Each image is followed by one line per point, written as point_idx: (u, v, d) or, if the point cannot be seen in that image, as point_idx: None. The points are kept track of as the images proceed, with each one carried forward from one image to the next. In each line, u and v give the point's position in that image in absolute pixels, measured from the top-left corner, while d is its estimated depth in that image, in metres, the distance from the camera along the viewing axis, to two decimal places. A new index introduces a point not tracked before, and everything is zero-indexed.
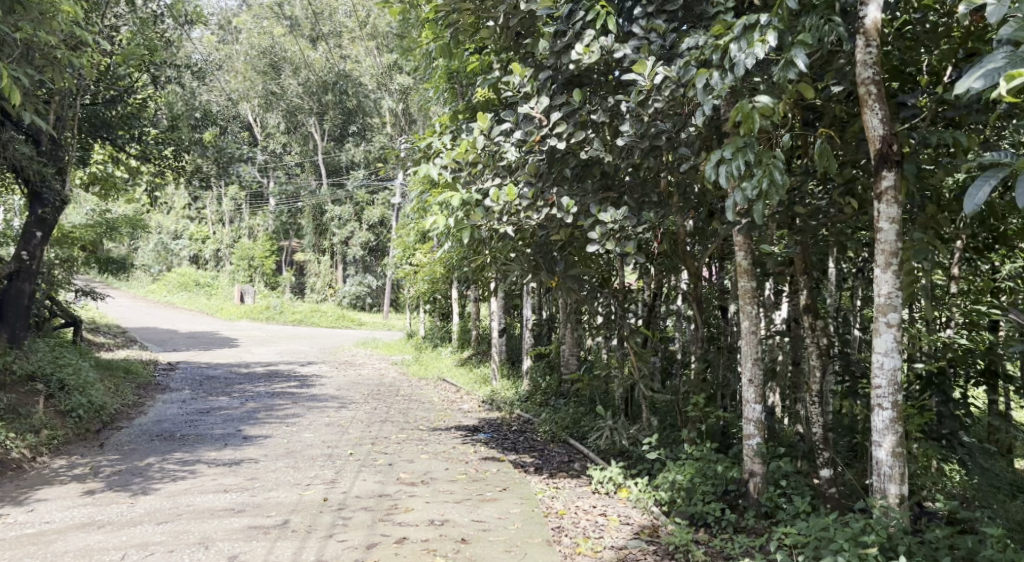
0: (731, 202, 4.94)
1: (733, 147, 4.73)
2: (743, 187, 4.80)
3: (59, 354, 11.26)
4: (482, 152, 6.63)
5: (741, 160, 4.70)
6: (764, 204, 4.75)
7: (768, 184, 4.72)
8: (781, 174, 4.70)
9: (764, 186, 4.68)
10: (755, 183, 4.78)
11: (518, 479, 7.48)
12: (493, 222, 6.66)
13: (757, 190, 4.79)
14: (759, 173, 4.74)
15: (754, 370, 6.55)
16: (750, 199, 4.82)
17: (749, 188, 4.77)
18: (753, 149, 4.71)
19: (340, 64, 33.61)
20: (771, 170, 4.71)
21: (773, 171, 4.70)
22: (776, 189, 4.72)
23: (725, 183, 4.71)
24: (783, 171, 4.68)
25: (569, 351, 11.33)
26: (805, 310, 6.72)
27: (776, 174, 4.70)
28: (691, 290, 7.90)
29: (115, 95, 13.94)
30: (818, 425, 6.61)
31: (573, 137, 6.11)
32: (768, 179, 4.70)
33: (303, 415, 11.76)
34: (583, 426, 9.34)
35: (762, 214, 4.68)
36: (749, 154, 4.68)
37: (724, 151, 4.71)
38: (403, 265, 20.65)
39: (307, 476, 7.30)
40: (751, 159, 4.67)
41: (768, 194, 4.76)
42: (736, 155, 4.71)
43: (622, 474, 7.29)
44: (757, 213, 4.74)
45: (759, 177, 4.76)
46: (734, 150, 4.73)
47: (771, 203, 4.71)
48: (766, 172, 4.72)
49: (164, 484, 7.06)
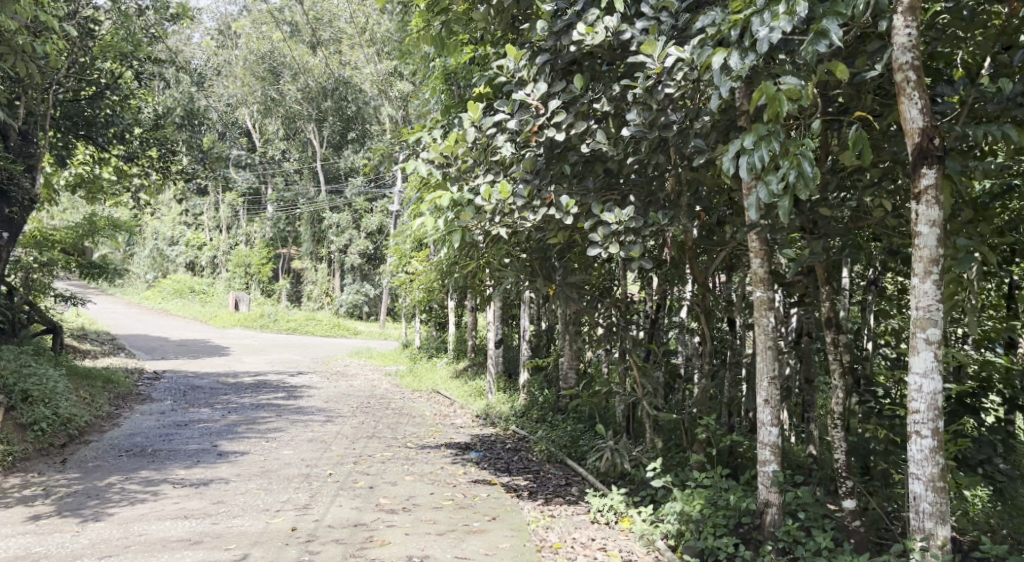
0: (753, 198, 4.31)
1: (755, 135, 4.13)
2: (766, 180, 4.19)
3: (24, 362, 10.58)
4: (471, 146, 5.94)
5: (765, 150, 4.10)
6: (790, 199, 4.10)
7: (796, 177, 4.07)
8: (811, 164, 4.04)
9: (793, 179, 4.03)
10: (781, 176, 4.16)
11: (509, 506, 6.84)
12: (484, 224, 5.98)
13: (782, 184, 4.16)
14: (784, 164, 4.10)
15: (770, 391, 5.93)
16: (775, 194, 4.21)
17: (773, 181, 4.15)
18: (779, 137, 4.11)
19: (340, 70, 32.79)
20: (800, 160, 4.06)
21: (802, 161, 4.05)
22: (805, 182, 4.07)
23: (745, 176, 4.12)
24: (814, 161, 4.03)
25: (568, 364, 10.69)
26: (827, 323, 6.09)
27: (806, 163, 4.04)
28: (699, 304, 7.30)
29: (97, 92, 13.36)
30: (840, 452, 6.00)
31: (574, 129, 5.46)
32: (795, 170, 4.05)
33: (285, 429, 11.14)
34: (581, 446, 8.71)
35: (789, 213, 4.04)
36: (774, 143, 4.10)
37: (746, 140, 4.11)
38: (398, 272, 19.97)
39: (278, 501, 6.68)
40: (777, 148, 4.07)
41: (796, 188, 4.13)
42: (758, 144, 4.12)
43: (623, 502, 6.67)
44: (781, 210, 4.11)
45: (785, 170, 4.12)
46: (757, 138, 4.13)
47: (800, 199, 4.07)
48: (793, 162, 4.08)
49: (120, 508, 6.43)
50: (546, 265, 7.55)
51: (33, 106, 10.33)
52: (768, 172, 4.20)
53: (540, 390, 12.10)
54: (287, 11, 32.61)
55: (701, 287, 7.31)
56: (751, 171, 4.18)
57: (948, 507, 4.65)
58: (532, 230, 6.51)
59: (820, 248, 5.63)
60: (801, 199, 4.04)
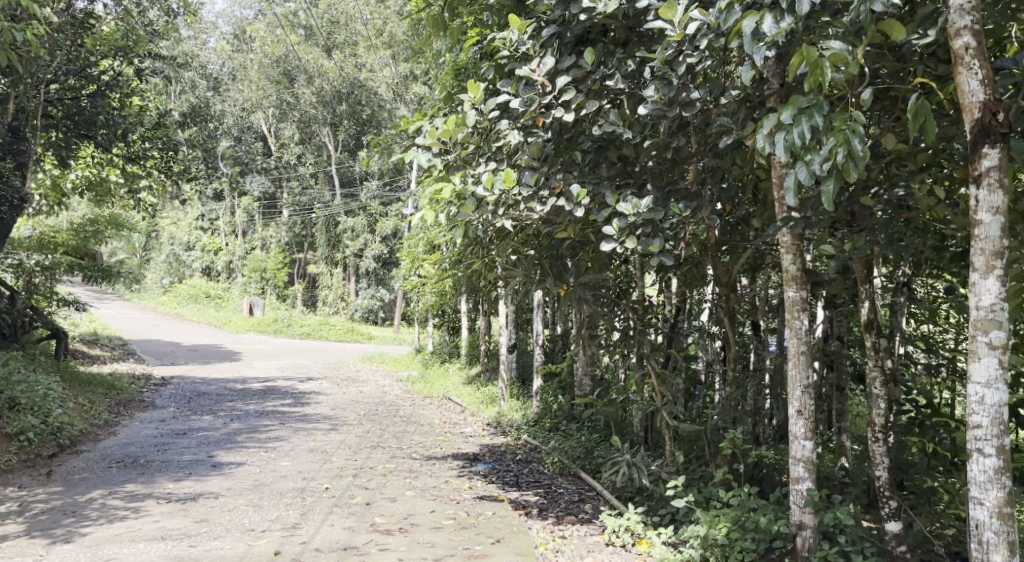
0: (791, 180, 3.77)
1: (794, 109, 3.59)
2: (808, 160, 3.66)
3: (14, 369, 10.17)
4: (471, 130, 5.42)
5: (806, 124, 3.56)
6: (836, 181, 3.55)
7: (843, 156, 3.51)
8: (861, 141, 3.47)
9: (839, 159, 3.48)
10: (826, 156, 3.61)
11: (516, 526, 6.30)
12: (486, 217, 5.44)
13: (827, 164, 3.61)
14: (830, 142, 3.54)
15: (804, 400, 5.33)
16: (818, 175, 3.67)
17: (816, 161, 3.61)
18: (821, 111, 3.57)
19: (355, 73, 32.12)
20: (847, 136, 3.50)
21: (851, 138, 3.49)
22: (854, 162, 3.51)
23: (782, 156, 3.58)
24: (864, 137, 3.46)
25: (583, 369, 10.12)
26: (866, 326, 5.49)
27: (854, 141, 3.48)
28: (724, 306, 6.71)
29: (97, 89, 12.90)
30: (883, 468, 5.40)
31: (584, 108, 4.89)
32: (842, 149, 3.49)
33: (287, 438, 10.67)
34: (596, 458, 8.14)
35: (835, 199, 3.50)
36: (816, 117, 3.56)
37: (782, 113, 3.59)
38: (410, 275, 19.50)
39: (266, 519, 6.17)
40: (819, 123, 3.53)
41: (843, 169, 3.58)
42: (798, 119, 3.59)
43: (641, 522, 6.09)
44: (825, 194, 3.57)
45: (830, 148, 3.57)
46: (796, 112, 3.60)
47: (848, 181, 3.52)
48: (840, 139, 3.52)
49: (95, 527, 5.94)
50: (557, 263, 6.98)
51: (23, 100, 10.03)
52: (809, 151, 3.67)
53: (554, 396, 11.55)
54: (301, 15, 32.52)
55: (725, 287, 6.76)
56: (790, 149, 3.65)
57: (1016, 537, 4.04)
58: (539, 224, 5.97)
59: (863, 242, 5.04)
60: (850, 181, 3.49)
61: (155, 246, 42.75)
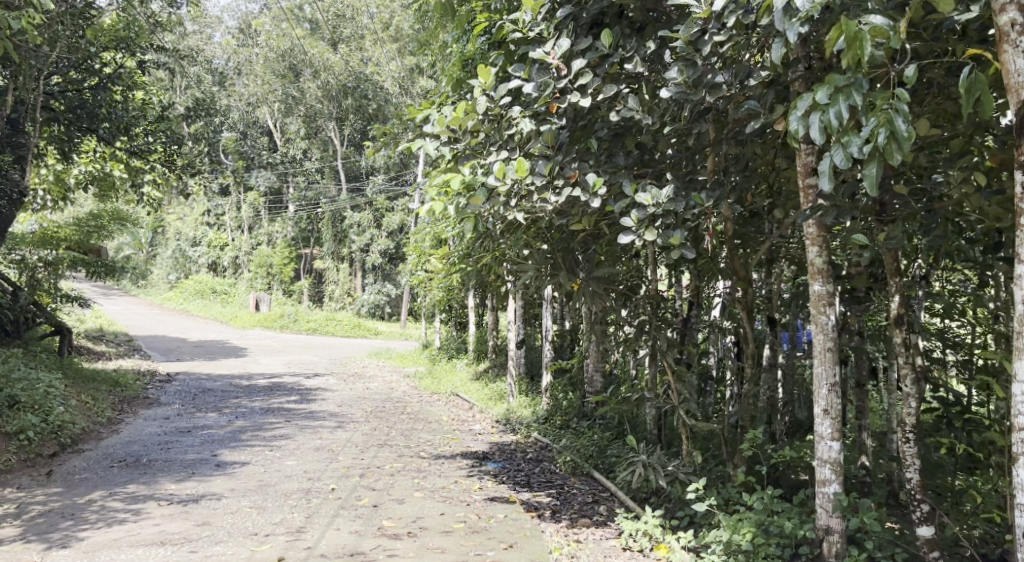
0: (827, 163, 3.55)
1: (830, 87, 3.38)
2: (845, 142, 3.43)
3: (14, 366, 10.00)
4: (482, 118, 5.15)
5: (843, 105, 3.34)
6: (878, 165, 3.31)
7: (885, 137, 3.27)
8: (904, 120, 3.23)
9: (880, 140, 3.24)
10: (866, 138, 3.37)
11: (529, 530, 6.08)
12: (497, 208, 5.18)
13: (868, 146, 3.37)
14: (871, 121, 3.30)
15: (831, 399, 5.08)
16: (858, 158, 3.43)
17: (855, 143, 3.37)
18: (860, 90, 3.34)
19: (362, 67, 32.02)
20: (890, 115, 3.25)
21: (894, 117, 3.25)
22: (897, 144, 3.27)
23: (818, 138, 3.35)
24: (909, 116, 3.21)
25: (594, 366, 9.90)
26: (896, 321, 5.20)
27: (898, 120, 3.24)
28: (742, 300, 6.48)
29: (98, 82, 12.69)
30: (913, 470, 5.09)
31: (602, 93, 4.65)
32: (883, 129, 3.25)
33: (292, 436, 10.47)
34: (610, 457, 7.90)
35: (876, 184, 3.27)
36: (854, 97, 3.33)
37: (817, 92, 3.38)
38: (417, 270, 19.29)
39: (270, 523, 5.97)
40: (858, 102, 3.31)
41: (886, 151, 3.33)
42: (835, 98, 3.36)
43: (659, 526, 5.85)
44: (865, 178, 3.33)
45: (871, 129, 3.33)
46: (832, 91, 3.38)
47: (891, 165, 3.27)
48: (882, 119, 3.27)
49: (93, 530, 5.74)
50: (569, 257, 6.73)
51: (22, 92, 9.88)
52: (848, 132, 3.44)
53: (564, 393, 11.32)
54: (307, 9, 32.38)
55: (743, 281, 6.49)
56: (826, 131, 3.42)
57: None
58: (553, 217, 5.72)
59: (894, 233, 4.77)
60: (892, 165, 3.25)
61: (161, 242, 42.65)
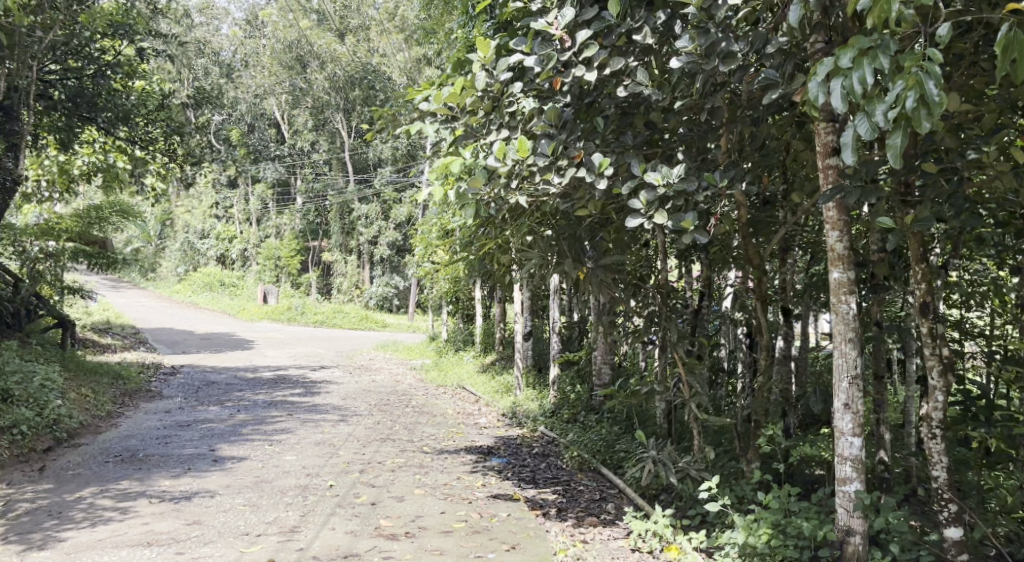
0: (849, 132, 3.25)
1: (854, 51, 3.06)
2: (869, 109, 3.12)
3: (10, 359, 9.81)
4: (481, 95, 4.89)
5: (867, 68, 3.03)
6: (904, 133, 3.01)
7: (913, 102, 2.96)
8: (936, 83, 2.92)
9: (907, 105, 2.94)
10: (893, 103, 3.07)
11: (533, 530, 5.81)
12: (498, 191, 4.93)
13: (895, 113, 3.06)
14: (898, 85, 2.99)
15: (852, 393, 4.79)
16: (883, 127, 3.14)
17: (880, 110, 3.07)
18: (888, 52, 3.03)
19: (369, 59, 31.79)
20: (920, 78, 2.94)
21: (923, 80, 2.94)
22: (926, 110, 2.96)
23: (839, 106, 3.05)
24: (941, 79, 2.90)
25: (602, 358, 9.61)
26: (921, 310, 4.87)
27: (929, 83, 2.93)
28: (756, 289, 6.18)
29: (99, 70, 12.52)
30: (940, 468, 4.79)
31: (608, 66, 4.34)
32: (911, 93, 2.95)
33: (293, 430, 10.24)
34: (619, 452, 7.63)
35: (902, 154, 2.97)
36: (879, 59, 3.01)
37: (840, 56, 3.07)
38: (423, 261, 19.03)
39: (263, 522, 5.73)
40: (884, 65, 3.00)
41: (915, 118, 3.02)
42: (858, 62, 3.06)
43: (669, 526, 5.57)
44: (891, 149, 3.03)
45: (898, 93, 3.03)
46: (856, 54, 3.07)
47: (919, 133, 2.97)
48: (911, 82, 2.96)
49: (77, 530, 5.52)
50: (575, 244, 6.44)
51: (14, 78, 9.69)
52: (872, 98, 3.13)
53: (572, 386, 11.06)
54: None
55: (756, 270, 6.16)
56: (849, 98, 3.12)
57: None
58: (557, 201, 5.43)
59: (924, 213, 4.44)
60: (920, 132, 2.94)
61: (169, 235, 42.53)
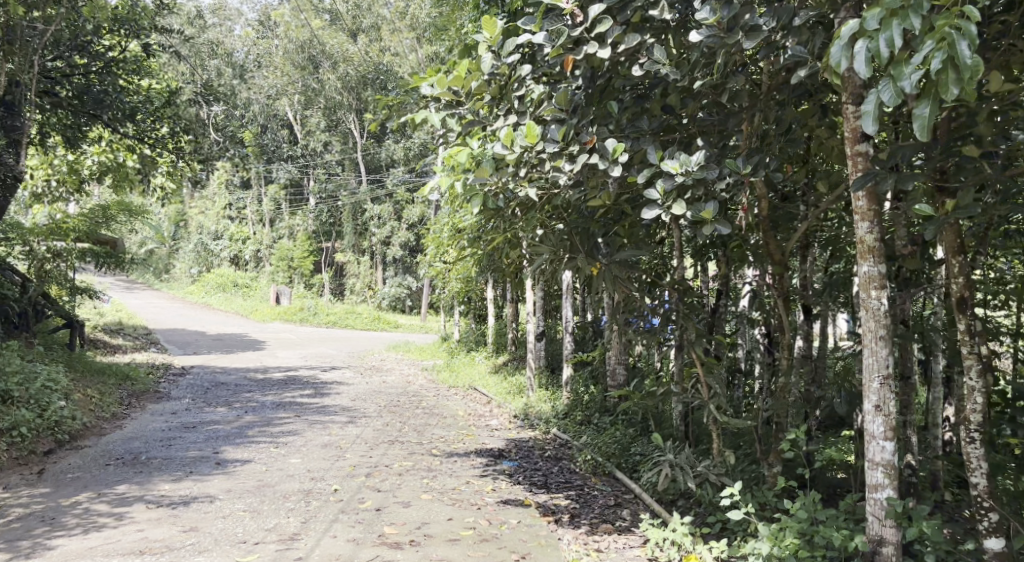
0: (871, 98, 2.97)
1: (882, 10, 2.79)
2: (895, 74, 2.84)
3: (11, 359, 9.65)
4: (489, 79, 4.67)
5: (897, 29, 2.74)
6: (931, 101, 2.74)
7: (942, 62, 2.70)
8: (969, 45, 2.64)
9: (935, 65, 2.68)
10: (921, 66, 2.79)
11: (544, 538, 5.55)
12: (506, 181, 4.69)
13: (922, 77, 2.79)
14: (927, 47, 2.71)
15: (883, 393, 4.47)
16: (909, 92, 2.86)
17: (906, 74, 2.79)
18: (919, 11, 2.75)
19: (381, 58, 31.57)
20: (954, 40, 2.66)
21: (956, 41, 2.66)
22: (955, 73, 2.69)
23: (863, 71, 2.77)
24: (975, 39, 2.62)
25: (616, 359, 9.31)
26: (958, 305, 4.54)
27: (962, 44, 2.65)
28: (778, 286, 5.93)
29: (105, 65, 12.38)
30: (980, 475, 4.46)
31: (623, 43, 4.08)
32: (940, 52, 2.70)
33: (300, 432, 10.03)
34: (634, 456, 7.34)
35: (929, 123, 2.71)
36: (911, 19, 2.73)
37: (867, 17, 2.79)
38: (434, 261, 18.79)
39: (263, 529, 5.50)
40: (915, 25, 2.72)
41: (944, 82, 2.75)
42: (887, 22, 2.77)
43: (688, 535, 5.28)
44: (917, 117, 2.76)
45: (925, 55, 2.76)
46: (885, 14, 2.78)
47: (948, 100, 2.70)
48: (941, 44, 2.68)
49: (69, 537, 5.30)
50: (588, 240, 6.16)
51: (19, 74, 9.59)
52: (899, 62, 2.85)
53: (585, 386, 10.77)
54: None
55: (777, 266, 5.85)
56: (874, 62, 2.83)
57: None
58: (570, 192, 5.18)
59: (965, 199, 4.11)
60: (948, 99, 2.68)
61: (183, 236, 42.54)
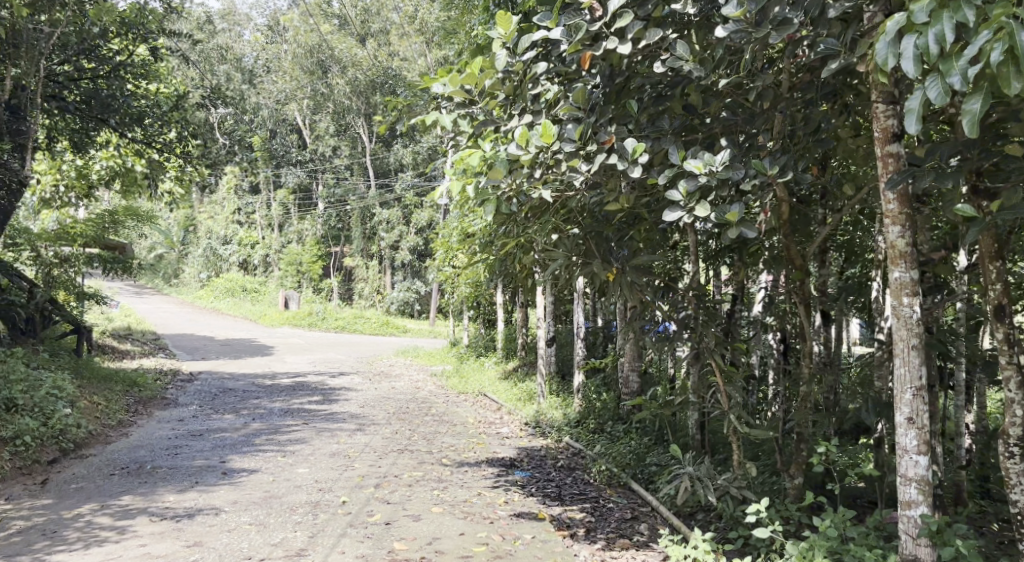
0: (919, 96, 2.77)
1: (931, 0, 2.59)
2: (946, 70, 2.65)
3: (16, 367, 9.52)
4: (503, 77, 4.45)
5: (948, 23, 2.55)
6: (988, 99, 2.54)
7: (1000, 56, 2.50)
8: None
9: (994, 59, 2.48)
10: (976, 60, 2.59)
11: (559, 554, 5.36)
12: (520, 182, 4.53)
13: (978, 73, 2.59)
14: (983, 39, 2.51)
15: (916, 405, 4.25)
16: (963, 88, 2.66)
17: (960, 70, 2.59)
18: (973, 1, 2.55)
19: (389, 63, 31.36)
20: (1015, 31, 2.45)
21: (1016, 31, 2.46)
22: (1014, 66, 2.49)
23: (911, 69, 2.58)
24: None
25: (630, 366, 9.11)
26: (995, 312, 4.32)
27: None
28: (800, 292, 5.73)
29: (111, 69, 12.26)
30: (1020, 492, 4.27)
31: (644, 38, 3.89)
32: (999, 45, 2.49)
33: (308, 440, 9.86)
34: (650, 468, 7.15)
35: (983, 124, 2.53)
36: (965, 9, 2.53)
37: (916, 9, 2.59)
38: (443, 266, 18.59)
39: (268, 544, 5.34)
40: (969, 16, 2.52)
41: (1002, 78, 2.55)
42: (937, 14, 2.58)
43: (709, 552, 5.08)
44: (971, 118, 2.57)
45: (981, 47, 2.56)
46: (934, 5, 2.59)
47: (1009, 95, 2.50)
48: (1001, 36, 2.48)
49: (69, 553, 5.16)
50: (603, 244, 5.98)
51: (25, 78, 9.49)
52: (951, 57, 2.65)
53: (597, 393, 10.56)
54: (334, 4, 31.93)
55: (798, 271, 5.63)
56: (924, 57, 2.64)
57: None
58: (587, 195, 5.00)
59: (1007, 201, 3.89)
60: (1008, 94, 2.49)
61: (192, 241, 42.52)
